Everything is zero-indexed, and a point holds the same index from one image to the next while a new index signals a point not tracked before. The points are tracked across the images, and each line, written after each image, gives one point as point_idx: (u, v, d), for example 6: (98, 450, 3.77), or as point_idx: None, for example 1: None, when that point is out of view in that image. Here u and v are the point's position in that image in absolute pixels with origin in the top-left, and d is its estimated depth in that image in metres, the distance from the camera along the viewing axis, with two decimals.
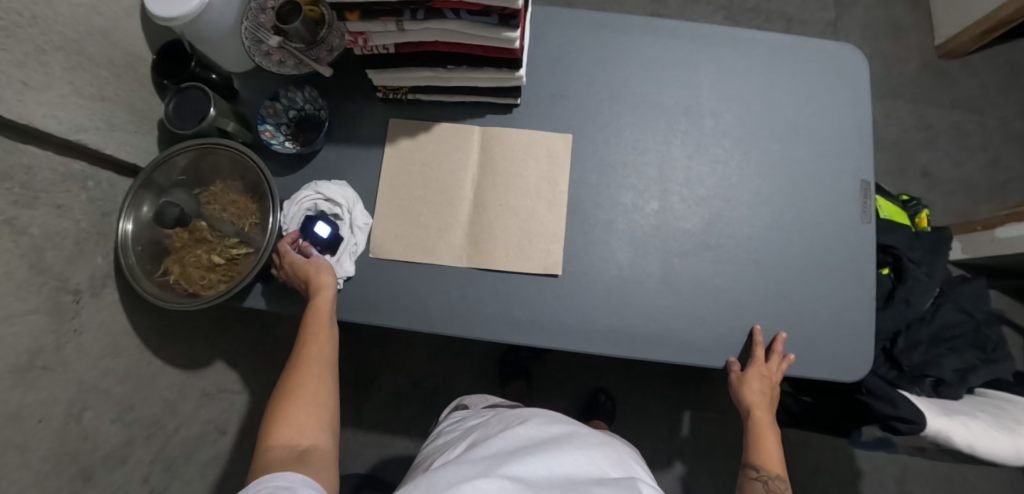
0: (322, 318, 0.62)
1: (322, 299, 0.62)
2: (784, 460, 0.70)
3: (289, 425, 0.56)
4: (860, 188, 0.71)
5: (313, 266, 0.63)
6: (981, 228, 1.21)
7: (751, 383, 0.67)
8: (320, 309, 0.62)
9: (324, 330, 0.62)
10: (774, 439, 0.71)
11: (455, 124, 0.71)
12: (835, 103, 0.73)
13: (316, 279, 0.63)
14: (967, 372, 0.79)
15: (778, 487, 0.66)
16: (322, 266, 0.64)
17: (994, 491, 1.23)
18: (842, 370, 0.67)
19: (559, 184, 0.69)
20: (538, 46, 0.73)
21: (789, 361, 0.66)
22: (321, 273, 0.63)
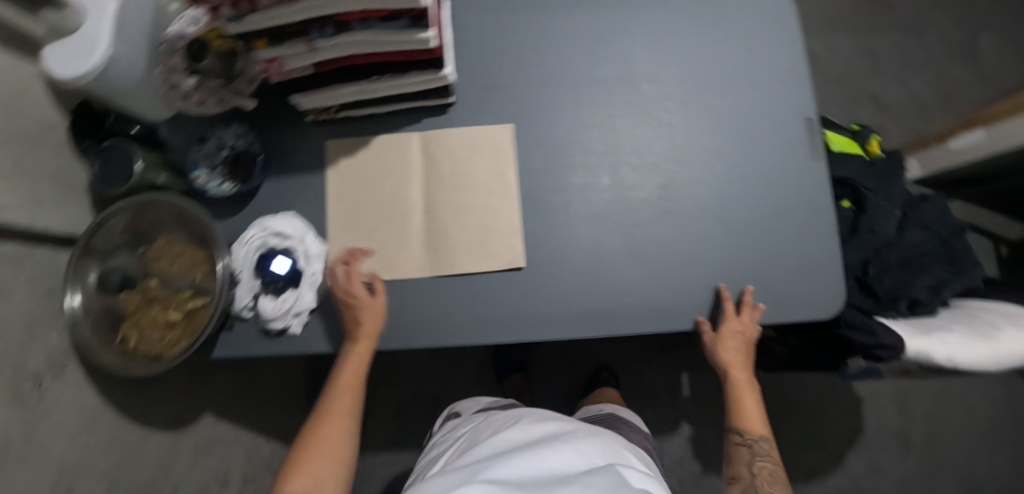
0: (357, 367, 0.64)
1: (360, 349, 0.63)
2: (763, 416, 0.72)
3: (303, 474, 0.57)
4: (806, 126, 0.70)
5: (363, 310, 0.62)
6: (936, 142, 1.23)
7: (728, 342, 0.67)
8: (355, 359, 0.63)
9: (356, 381, 0.64)
10: (754, 397, 0.73)
11: (393, 134, 0.69)
12: (767, 46, 0.72)
13: (360, 325, 0.62)
14: (942, 286, 0.79)
15: (763, 447, 0.69)
16: (373, 312, 0.63)
17: (985, 391, 1.28)
18: (821, 309, 0.67)
19: (508, 176, 0.68)
20: (464, 41, 0.72)
21: (761, 311, 0.66)
22: (367, 320, 0.62)
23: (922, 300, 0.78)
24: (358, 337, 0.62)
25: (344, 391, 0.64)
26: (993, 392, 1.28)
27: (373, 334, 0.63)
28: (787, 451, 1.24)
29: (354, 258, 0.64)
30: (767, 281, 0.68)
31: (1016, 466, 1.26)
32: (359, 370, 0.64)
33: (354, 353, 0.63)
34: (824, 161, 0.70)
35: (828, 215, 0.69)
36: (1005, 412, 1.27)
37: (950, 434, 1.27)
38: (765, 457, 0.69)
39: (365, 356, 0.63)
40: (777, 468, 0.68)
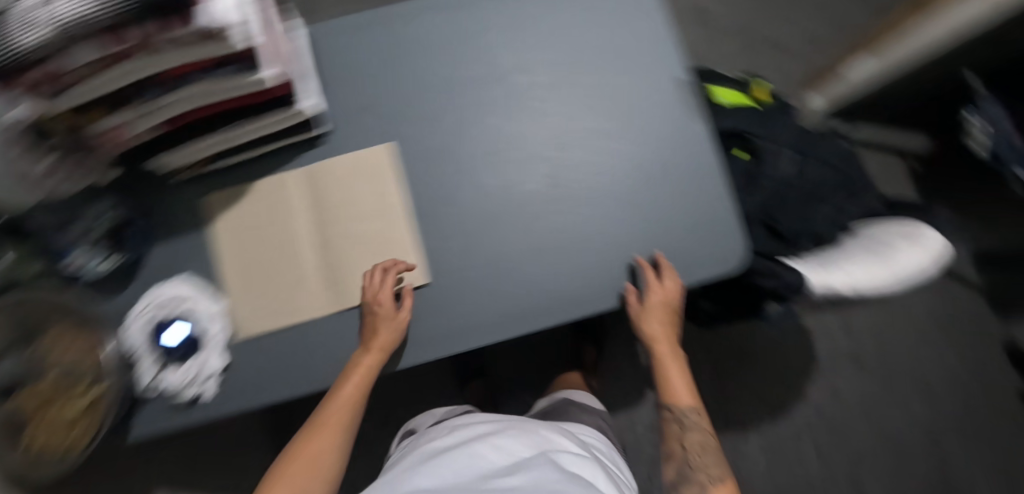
0: (359, 379, 0.61)
1: (369, 360, 0.61)
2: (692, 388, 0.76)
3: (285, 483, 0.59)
4: (675, 86, 0.72)
5: (379, 321, 0.61)
6: (832, 74, 1.29)
7: (651, 319, 0.68)
8: (360, 370, 0.61)
9: (354, 395, 0.62)
10: (679, 369, 0.77)
11: (270, 177, 0.67)
12: (626, 17, 0.73)
13: (375, 336, 0.61)
14: (845, 217, 0.81)
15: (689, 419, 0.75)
16: (390, 325, 0.61)
17: (919, 298, 1.35)
18: (724, 263, 0.69)
19: (393, 195, 0.66)
20: (324, 60, 0.68)
21: (667, 269, 0.66)
22: (382, 332, 0.61)
23: (824, 233, 0.80)
24: (370, 347, 0.61)
25: (341, 404, 0.63)
26: (925, 297, 1.35)
27: (386, 349, 0.61)
28: (750, 394, 1.29)
29: (396, 267, 0.63)
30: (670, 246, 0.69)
31: (957, 361, 1.34)
32: (362, 384, 0.62)
33: (361, 363, 0.61)
34: (704, 118, 0.71)
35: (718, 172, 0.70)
36: (940, 313, 1.35)
37: (895, 346, 1.34)
38: (697, 429, 0.75)
39: (371, 370, 0.61)
40: (706, 436, 0.74)
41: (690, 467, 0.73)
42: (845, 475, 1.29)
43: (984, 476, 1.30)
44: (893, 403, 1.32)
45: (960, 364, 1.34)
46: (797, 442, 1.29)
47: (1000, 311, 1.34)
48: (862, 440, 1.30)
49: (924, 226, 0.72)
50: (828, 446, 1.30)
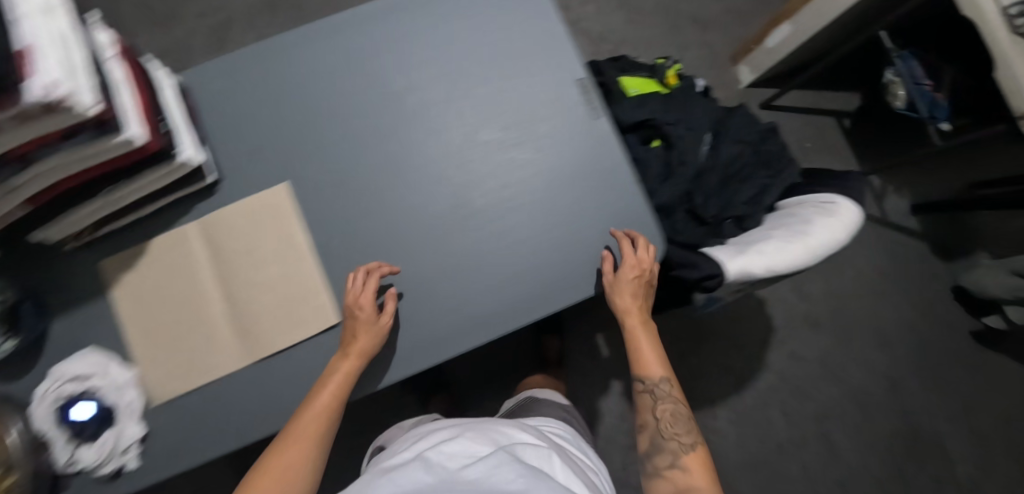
0: (335, 385, 0.59)
1: (349, 363, 0.60)
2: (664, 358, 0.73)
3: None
4: (580, 88, 0.70)
5: (359, 325, 0.60)
6: (755, 45, 1.30)
7: (623, 289, 0.65)
8: (338, 374, 0.60)
9: (325, 406, 0.58)
10: (651, 340, 0.73)
11: (169, 233, 0.65)
12: (515, 22, 0.71)
13: (354, 341, 0.60)
14: (763, 193, 0.82)
15: (663, 388, 0.71)
16: (370, 330, 0.60)
17: (865, 253, 1.38)
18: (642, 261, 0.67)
19: (294, 236, 0.64)
20: (210, 108, 0.66)
21: (641, 241, 0.65)
22: (361, 337, 0.60)
23: (745, 214, 0.80)
24: (348, 354, 0.60)
25: (311, 416, 0.58)
26: (871, 251, 1.39)
27: (365, 354, 0.60)
28: (714, 369, 1.31)
29: (379, 270, 0.62)
30: (588, 252, 0.67)
31: (907, 309, 1.38)
32: (337, 393, 0.59)
33: (337, 371, 0.60)
34: (607, 116, 0.70)
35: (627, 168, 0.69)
36: (887, 265, 1.39)
37: (848, 303, 1.37)
38: (669, 399, 0.71)
39: (349, 375, 0.60)
40: (679, 406, 0.71)
41: (663, 438, 0.69)
42: (813, 433, 1.33)
43: (939, 412, 1.37)
44: (852, 358, 1.36)
45: (911, 310, 1.39)
46: (765, 410, 1.32)
47: (942, 254, 1.40)
48: (826, 397, 1.34)
49: (840, 199, 0.73)
50: (795, 409, 1.33)
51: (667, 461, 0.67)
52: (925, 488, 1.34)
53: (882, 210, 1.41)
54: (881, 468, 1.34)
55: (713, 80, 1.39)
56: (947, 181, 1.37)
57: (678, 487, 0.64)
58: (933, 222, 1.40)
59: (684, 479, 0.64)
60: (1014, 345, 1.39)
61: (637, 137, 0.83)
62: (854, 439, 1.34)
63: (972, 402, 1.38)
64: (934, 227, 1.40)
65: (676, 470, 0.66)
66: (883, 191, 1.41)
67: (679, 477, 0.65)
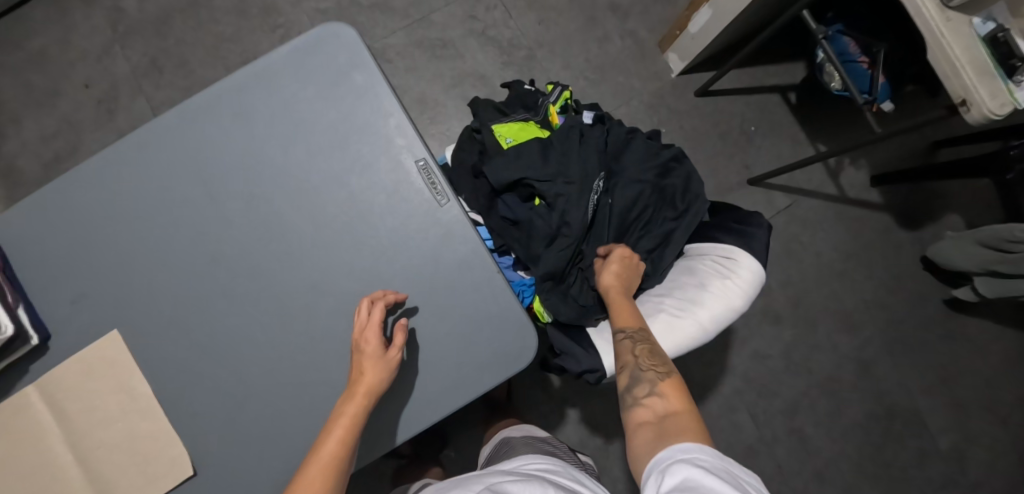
0: (345, 422, 0.53)
1: (357, 402, 0.54)
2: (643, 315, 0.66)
3: None
4: (420, 172, 0.63)
5: (365, 360, 0.55)
6: (679, 31, 1.19)
7: (604, 272, 0.69)
8: (350, 409, 0.54)
9: (333, 453, 0.52)
10: (626, 303, 0.66)
11: (9, 399, 0.60)
12: (337, 106, 0.63)
13: (361, 378, 0.55)
14: (664, 245, 0.74)
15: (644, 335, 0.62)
16: (377, 364, 0.55)
17: (823, 236, 1.30)
18: (512, 361, 0.61)
19: (136, 388, 0.60)
20: (29, 259, 0.62)
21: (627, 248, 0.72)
22: (368, 372, 0.54)
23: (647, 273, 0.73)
24: (354, 393, 0.54)
25: (319, 463, 0.52)
26: (829, 233, 1.30)
27: (373, 392, 0.54)
28: None
29: (385, 298, 0.58)
30: (438, 367, 0.60)
31: (872, 288, 1.31)
32: (343, 438, 0.53)
33: (347, 411, 0.54)
34: (450, 202, 0.63)
35: (478, 258, 0.62)
36: (847, 245, 1.30)
37: (809, 291, 1.30)
38: (644, 339, 0.61)
39: (359, 416, 0.54)
40: (658, 346, 0.61)
41: (640, 370, 0.58)
42: (784, 430, 1.27)
43: (914, 388, 1.31)
44: (817, 347, 1.30)
45: (876, 287, 1.31)
46: (731, 414, 1.27)
47: (907, 224, 1.31)
48: (794, 392, 1.29)
49: (738, 252, 0.66)
50: (762, 409, 1.27)
51: (647, 393, 0.57)
52: (909, 468, 1.28)
53: (839, 186, 1.31)
54: (860, 453, 1.28)
55: (641, 72, 1.27)
56: (904, 145, 1.30)
57: (657, 414, 0.54)
58: (894, 192, 1.31)
59: (662, 406, 0.55)
60: (983, 309, 1.33)
61: (516, 197, 0.75)
62: (828, 430, 1.28)
63: (948, 373, 1.32)
64: (895, 197, 1.31)
65: (654, 399, 0.56)
66: (839, 167, 1.30)
67: (658, 405, 0.55)
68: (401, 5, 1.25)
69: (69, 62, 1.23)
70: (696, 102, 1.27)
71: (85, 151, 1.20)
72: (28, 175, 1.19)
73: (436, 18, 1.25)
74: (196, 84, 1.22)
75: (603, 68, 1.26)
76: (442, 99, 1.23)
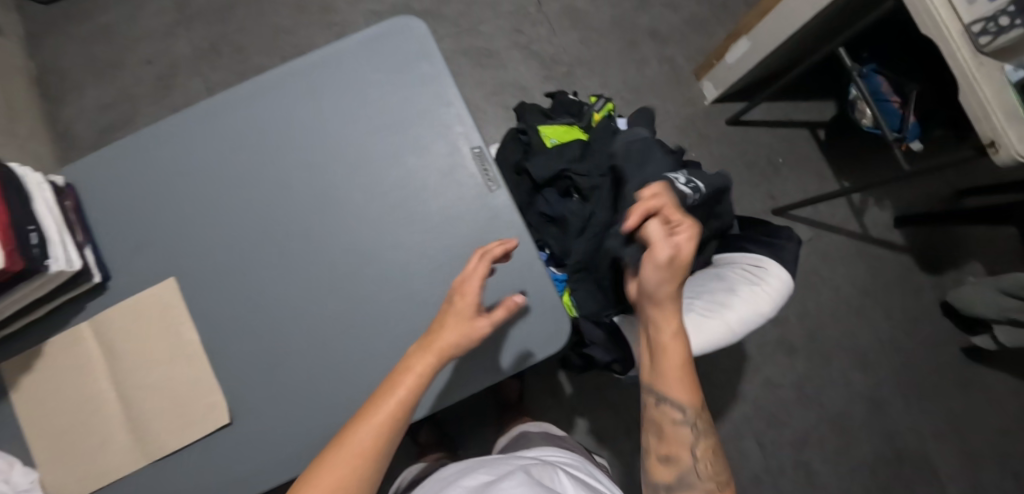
0: (414, 377, 0.54)
1: (433, 358, 0.55)
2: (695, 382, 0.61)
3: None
4: (475, 158, 0.67)
5: (453, 314, 0.57)
6: (716, 60, 1.24)
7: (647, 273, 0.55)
8: (423, 364, 0.55)
9: (395, 404, 0.53)
10: (683, 355, 0.59)
11: (63, 334, 0.64)
12: (402, 90, 0.67)
13: (440, 333, 0.56)
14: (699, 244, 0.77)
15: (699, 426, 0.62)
16: (461, 323, 0.56)
17: (842, 271, 1.32)
18: (548, 343, 0.63)
19: (184, 334, 0.63)
20: (100, 202, 0.66)
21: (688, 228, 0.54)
22: (449, 329, 0.56)
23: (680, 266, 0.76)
24: (430, 348, 0.55)
25: (382, 412, 0.52)
26: (849, 269, 1.32)
27: (448, 349, 0.55)
28: None
29: (493, 253, 0.59)
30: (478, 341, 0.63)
31: (889, 327, 1.31)
32: (413, 391, 0.54)
33: (417, 364, 0.55)
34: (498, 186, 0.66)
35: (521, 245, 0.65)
36: (866, 283, 1.32)
37: (825, 324, 1.31)
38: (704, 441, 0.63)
39: (429, 371, 0.55)
40: (717, 457, 0.64)
41: (698, 477, 0.62)
42: (791, 462, 1.26)
43: (926, 433, 1.29)
44: (830, 381, 1.29)
45: (893, 328, 1.31)
46: (739, 440, 1.26)
47: (927, 268, 1.32)
48: (804, 425, 1.28)
49: (768, 261, 0.69)
50: (771, 438, 1.27)
51: None
52: None
53: (862, 224, 1.33)
54: None
55: (676, 97, 1.32)
56: (929, 191, 1.32)
57: None
58: (916, 235, 1.33)
59: None
60: (1002, 360, 1.32)
61: (555, 192, 0.79)
62: (836, 467, 1.26)
63: (962, 421, 1.30)
64: (917, 241, 1.32)
65: None
66: (863, 205, 1.33)
67: None
68: (452, 15, 1.32)
69: (135, 39, 1.30)
70: (726, 130, 1.31)
71: (139, 123, 1.26)
72: (84, 140, 1.25)
73: (484, 29, 1.32)
74: (251, 70, 1.29)
75: (639, 90, 1.31)
76: (483, 105, 1.28)
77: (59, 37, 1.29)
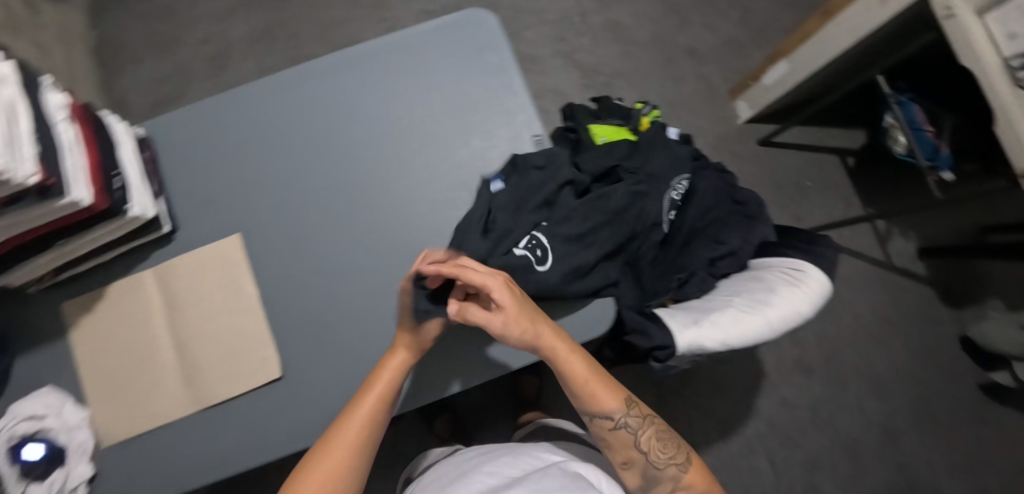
0: (384, 378, 0.58)
1: (399, 359, 0.59)
2: (608, 384, 0.63)
3: (302, 479, 0.54)
4: (535, 144, 0.70)
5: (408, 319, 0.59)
6: (753, 81, 1.27)
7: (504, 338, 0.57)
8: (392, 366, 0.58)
9: (374, 400, 0.57)
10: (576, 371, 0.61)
11: (128, 279, 0.67)
12: (468, 76, 0.71)
13: (401, 336, 0.59)
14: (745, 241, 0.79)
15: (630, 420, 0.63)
16: (415, 326, 0.58)
17: (863, 296, 1.33)
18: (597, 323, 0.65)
19: (244, 289, 0.66)
20: (175, 158, 0.69)
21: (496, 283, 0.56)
22: (408, 332, 0.58)
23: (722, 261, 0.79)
24: (397, 349, 0.59)
25: (363, 407, 0.57)
26: (870, 295, 1.33)
27: (412, 349, 0.59)
28: (699, 412, 1.26)
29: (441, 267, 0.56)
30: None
31: (908, 356, 1.32)
32: (387, 390, 0.58)
33: (391, 363, 0.59)
34: (545, 170, 0.67)
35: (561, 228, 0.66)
36: (887, 310, 1.33)
37: (844, 349, 1.31)
38: (648, 428, 0.64)
39: (399, 369, 0.58)
40: (667, 434, 0.65)
41: (658, 468, 0.63)
42: (802, 484, 1.25)
43: (942, 467, 1.28)
44: (846, 406, 1.30)
45: (911, 358, 1.32)
46: (751, 457, 1.26)
47: (948, 300, 1.33)
48: (817, 447, 1.27)
49: (808, 266, 0.71)
50: (783, 457, 1.26)
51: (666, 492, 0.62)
52: None
53: (886, 252, 1.34)
54: None
55: (710, 114, 1.36)
56: (953, 225, 1.34)
57: None
58: (939, 267, 1.34)
59: None
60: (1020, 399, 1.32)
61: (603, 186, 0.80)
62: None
63: (979, 458, 1.29)
64: (939, 272, 1.34)
65: None
66: (888, 233, 1.35)
67: None
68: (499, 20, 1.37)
69: (193, 19, 1.36)
70: (757, 150, 1.34)
71: (190, 98, 1.31)
72: (136, 111, 1.30)
73: (528, 36, 1.36)
74: (303, 57, 1.34)
75: (675, 104, 1.35)
76: None
77: (121, 11, 1.35)
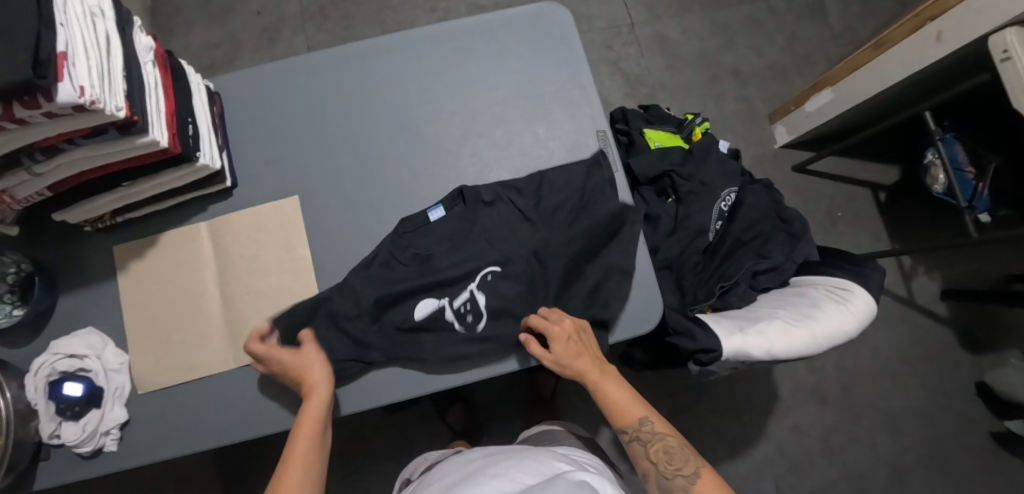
0: (308, 421, 0.56)
1: (314, 399, 0.57)
2: (636, 397, 0.63)
3: None
4: (599, 139, 0.70)
5: (304, 361, 0.58)
6: (794, 106, 1.28)
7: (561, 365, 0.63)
8: (313, 407, 0.56)
9: (304, 442, 0.55)
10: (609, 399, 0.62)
11: (183, 229, 0.67)
12: (538, 65, 0.72)
13: (306, 378, 0.57)
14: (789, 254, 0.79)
15: (647, 433, 0.60)
16: (316, 363, 0.58)
17: (882, 330, 1.33)
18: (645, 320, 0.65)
19: (297, 250, 0.66)
20: (243, 116, 0.70)
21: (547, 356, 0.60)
22: (313, 372, 0.57)
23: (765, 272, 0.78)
24: (308, 392, 0.57)
25: (296, 453, 0.55)
26: (890, 330, 1.33)
27: (322, 386, 0.57)
28: (708, 430, 1.26)
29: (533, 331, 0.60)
30: None
31: (923, 395, 1.31)
32: (312, 430, 0.56)
33: (309, 408, 0.56)
34: (597, 169, 0.68)
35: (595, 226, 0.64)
36: (905, 347, 1.33)
37: (859, 381, 1.31)
38: (654, 439, 0.60)
39: (319, 407, 0.56)
40: (672, 443, 0.59)
41: (666, 477, 0.58)
42: None
43: None
44: (856, 439, 1.29)
45: (926, 397, 1.31)
46: (759, 481, 1.25)
47: (966, 343, 1.33)
48: (825, 478, 1.27)
49: (854, 286, 0.71)
50: (790, 484, 1.26)
51: None
52: None
53: (908, 290, 1.35)
54: None
55: (748, 135, 1.37)
56: (977, 270, 1.34)
57: None
58: (960, 310, 1.34)
59: None
60: None
61: (652, 191, 0.85)
62: None
63: None
64: (960, 314, 1.34)
65: None
66: (913, 271, 1.36)
67: None
68: None
69: None
70: (790, 176, 1.35)
71: (239, 66, 1.33)
72: None
73: None
74: (353, 36, 1.35)
75: (714, 122, 1.36)
76: None
77: None
